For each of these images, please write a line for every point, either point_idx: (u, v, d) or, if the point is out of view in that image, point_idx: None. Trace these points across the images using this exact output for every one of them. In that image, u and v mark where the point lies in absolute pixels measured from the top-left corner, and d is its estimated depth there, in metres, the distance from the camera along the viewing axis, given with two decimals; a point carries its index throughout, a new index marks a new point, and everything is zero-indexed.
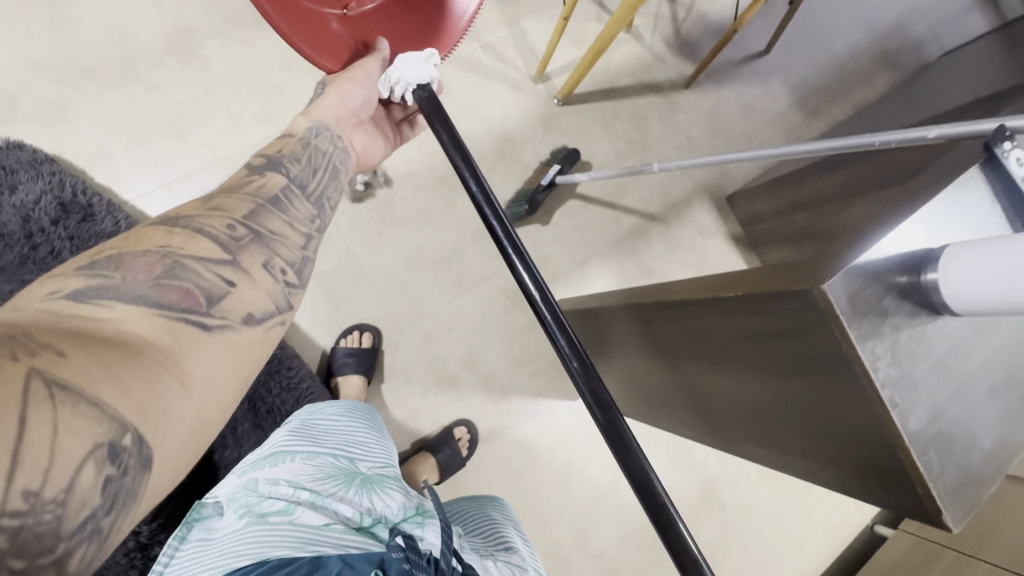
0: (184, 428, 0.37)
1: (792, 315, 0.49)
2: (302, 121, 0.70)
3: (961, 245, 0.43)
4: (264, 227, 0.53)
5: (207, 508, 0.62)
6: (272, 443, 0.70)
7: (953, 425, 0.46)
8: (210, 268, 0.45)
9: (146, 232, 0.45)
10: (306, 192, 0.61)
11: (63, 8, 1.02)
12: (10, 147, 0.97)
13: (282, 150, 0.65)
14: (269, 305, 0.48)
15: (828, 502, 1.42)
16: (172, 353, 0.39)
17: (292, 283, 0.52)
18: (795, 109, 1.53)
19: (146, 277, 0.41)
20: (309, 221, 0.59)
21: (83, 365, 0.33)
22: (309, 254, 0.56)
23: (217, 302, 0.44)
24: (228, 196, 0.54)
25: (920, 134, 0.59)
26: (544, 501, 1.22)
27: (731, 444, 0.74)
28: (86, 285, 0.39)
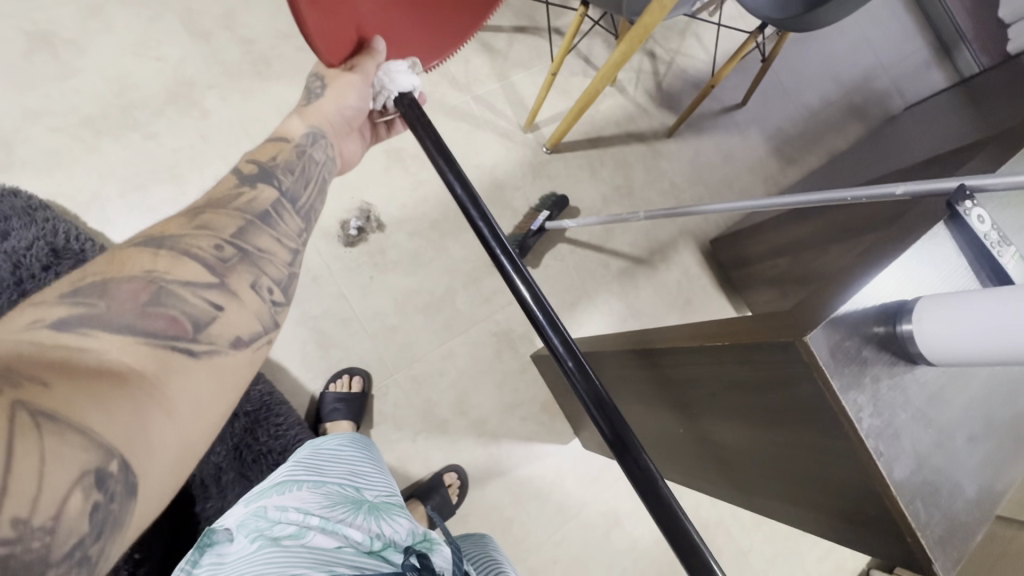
0: (171, 457, 0.35)
1: (776, 366, 0.51)
2: (297, 125, 0.64)
3: (932, 297, 0.45)
4: (252, 244, 0.50)
5: (217, 534, 0.66)
6: (277, 476, 0.75)
7: (936, 473, 0.48)
8: (196, 292, 0.43)
9: (127, 256, 0.43)
10: (297, 206, 0.57)
11: (67, 61, 1.06)
12: (4, 194, 0.97)
13: (275, 157, 0.60)
14: (256, 327, 0.46)
15: (823, 547, 1.40)
16: (158, 381, 0.36)
17: (279, 302, 0.50)
18: (773, 157, 1.60)
19: (131, 305, 0.39)
20: (299, 237, 0.56)
21: (67, 396, 0.31)
22: (296, 271, 0.53)
23: (205, 329, 0.42)
24: (215, 212, 0.51)
25: (888, 191, 0.63)
26: (536, 550, 1.18)
27: (726, 492, 0.74)
28: (67, 314, 0.36)
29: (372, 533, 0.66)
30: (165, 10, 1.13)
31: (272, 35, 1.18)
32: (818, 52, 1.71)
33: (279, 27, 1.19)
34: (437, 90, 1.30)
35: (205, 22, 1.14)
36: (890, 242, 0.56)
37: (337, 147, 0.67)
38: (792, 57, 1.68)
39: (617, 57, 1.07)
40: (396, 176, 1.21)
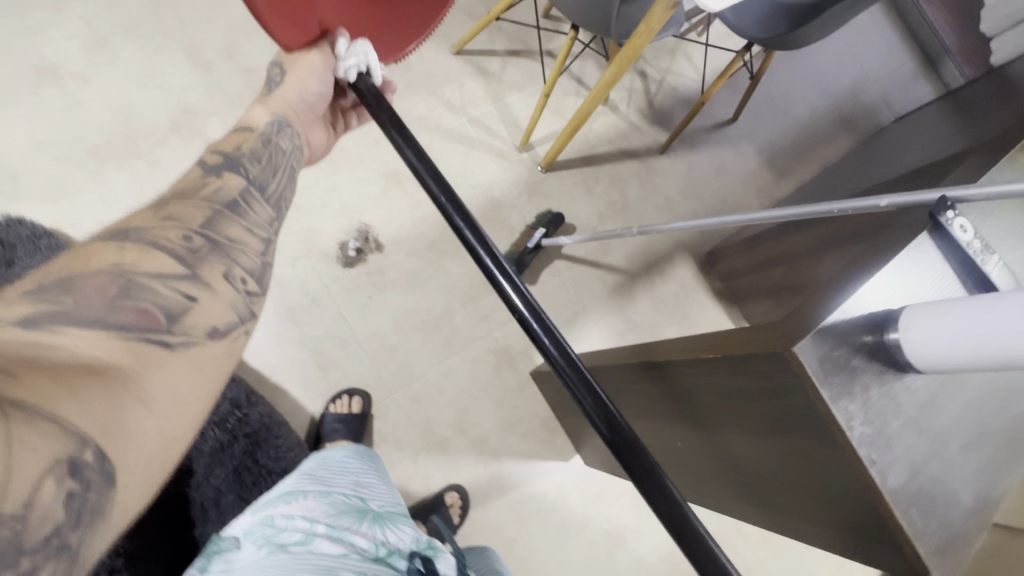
0: (150, 449, 0.36)
1: (768, 376, 0.51)
2: (260, 113, 0.63)
3: (917, 306, 0.46)
4: (221, 235, 0.51)
5: (225, 542, 0.70)
6: (285, 485, 0.77)
7: (932, 482, 0.48)
8: (167, 284, 0.43)
9: (94, 251, 0.43)
10: (265, 194, 0.58)
11: (73, 93, 1.09)
12: (10, 223, 0.94)
13: (240, 146, 0.60)
14: (231, 315, 0.47)
15: (831, 562, 1.38)
16: (133, 373, 0.37)
17: (252, 291, 0.50)
18: (765, 170, 1.62)
19: (100, 300, 0.39)
20: (268, 225, 0.56)
21: (36, 386, 0.32)
22: (269, 260, 0.54)
23: (179, 319, 0.42)
24: (182, 203, 0.52)
25: (873, 203, 0.64)
26: (539, 570, 1.17)
27: (723, 504, 0.74)
28: (34, 311, 0.36)
29: (378, 541, 0.67)
30: (168, 42, 1.16)
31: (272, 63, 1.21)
32: (805, 67, 1.75)
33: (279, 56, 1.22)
34: (433, 112, 1.33)
35: (207, 53, 1.18)
36: (877, 253, 0.57)
37: (303, 136, 0.67)
38: (781, 73, 1.72)
39: (607, 78, 1.10)
40: (394, 198, 1.24)
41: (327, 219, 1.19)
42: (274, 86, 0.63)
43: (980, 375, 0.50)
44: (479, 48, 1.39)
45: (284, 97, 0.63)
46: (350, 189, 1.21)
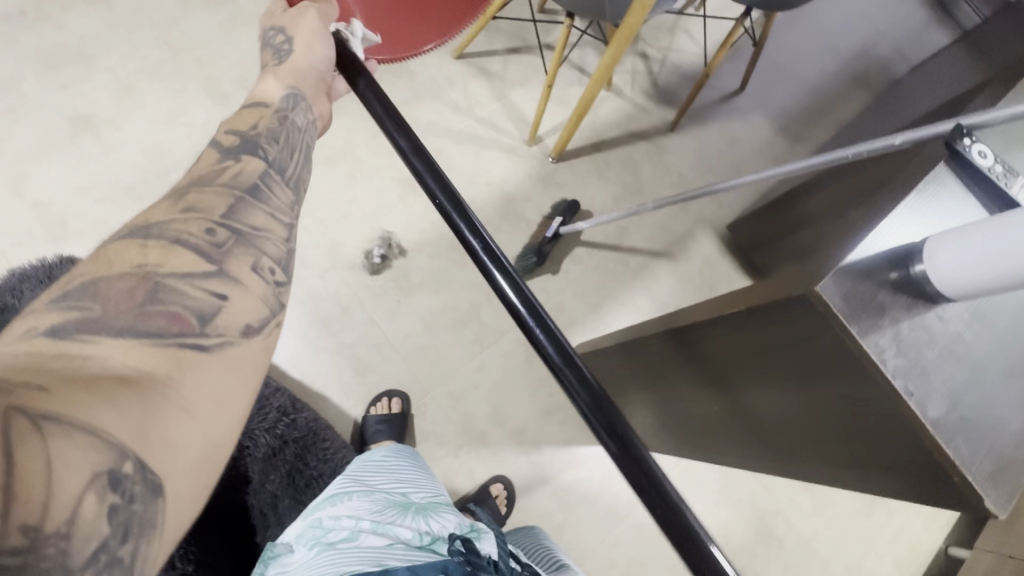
0: (198, 454, 0.35)
1: (794, 321, 0.52)
2: (273, 85, 0.60)
3: (938, 235, 0.46)
4: (245, 223, 0.47)
5: (278, 547, 0.74)
6: (330, 489, 0.81)
7: (976, 410, 0.47)
8: (195, 284, 0.41)
9: (116, 252, 0.41)
10: (285, 176, 0.54)
11: (107, 138, 1.17)
12: (65, 262, 0.95)
13: (256, 125, 0.56)
14: (265, 310, 0.44)
15: (892, 526, 1.34)
16: (169, 379, 0.35)
17: (285, 282, 0.48)
18: (779, 136, 1.60)
19: (128, 306, 0.37)
20: (293, 208, 0.53)
21: (67, 398, 0.31)
22: (298, 246, 0.50)
23: (211, 321, 0.40)
24: (201, 190, 0.48)
25: (887, 142, 0.65)
26: (592, 554, 1.17)
27: (785, 464, 0.73)
28: (63, 321, 0.35)
29: (420, 528, 0.71)
30: (188, 80, 1.23)
31: None
32: (809, 29, 1.73)
33: None
34: (441, 116, 1.36)
35: (225, 86, 1.24)
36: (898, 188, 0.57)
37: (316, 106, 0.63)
38: (784, 37, 1.70)
39: (608, 60, 1.11)
40: (413, 203, 1.27)
41: (351, 230, 1.23)
42: (283, 55, 0.61)
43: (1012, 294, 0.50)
44: (480, 49, 1.42)
45: (294, 66, 0.61)
46: (369, 199, 1.26)
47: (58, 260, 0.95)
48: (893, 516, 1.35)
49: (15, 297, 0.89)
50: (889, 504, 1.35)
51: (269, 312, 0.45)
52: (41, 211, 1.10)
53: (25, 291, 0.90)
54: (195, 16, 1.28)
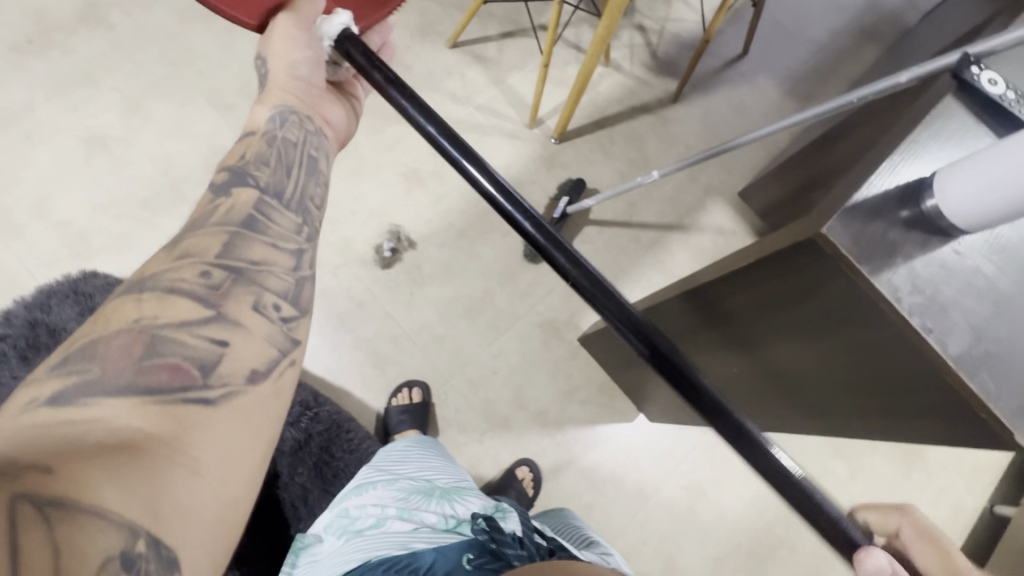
0: (210, 517, 0.36)
1: (800, 272, 0.51)
2: (261, 111, 0.63)
3: (947, 166, 0.46)
4: (244, 259, 0.51)
5: (308, 537, 0.76)
6: (357, 479, 0.82)
7: (1003, 343, 0.45)
8: (193, 332, 0.44)
9: (114, 309, 0.43)
10: (283, 199, 0.57)
11: (119, 155, 1.20)
12: (86, 276, 0.97)
13: (245, 154, 0.60)
14: (271, 352, 0.48)
15: (933, 488, 1.30)
16: (175, 440, 0.37)
17: (289, 316, 0.51)
18: (788, 97, 1.56)
19: (128, 363, 0.40)
20: (297, 233, 0.56)
21: (74, 477, 0.32)
22: (302, 275, 0.54)
23: (213, 371, 0.43)
24: (196, 233, 0.51)
25: (894, 80, 0.64)
26: (622, 532, 1.17)
27: (817, 420, 0.71)
28: (65, 388, 0.37)
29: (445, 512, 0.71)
30: (192, 93, 1.26)
31: None
32: None
33: None
34: (440, 107, 1.36)
35: (227, 96, 1.27)
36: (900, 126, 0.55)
37: (314, 114, 0.67)
38: None
39: (601, 32, 1.09)
40: (419, 196, 1.28)
41: (360, 227, 1.24)
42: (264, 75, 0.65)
43: None
44: (474, 37, 1.42)
45: (278, 81, 0.64)
46: (375, 195, 1.27)
47: (78, 276, 0.96)
48: (933, 478, 1.31)
49: (43, 313, 0.91)
50: (928, 465, 1.31)
51: (273, 347, 0.48)
52: (63, 231, 1.14)
53: (52, 308, 0.92)
54: (194, 30, 1.30)
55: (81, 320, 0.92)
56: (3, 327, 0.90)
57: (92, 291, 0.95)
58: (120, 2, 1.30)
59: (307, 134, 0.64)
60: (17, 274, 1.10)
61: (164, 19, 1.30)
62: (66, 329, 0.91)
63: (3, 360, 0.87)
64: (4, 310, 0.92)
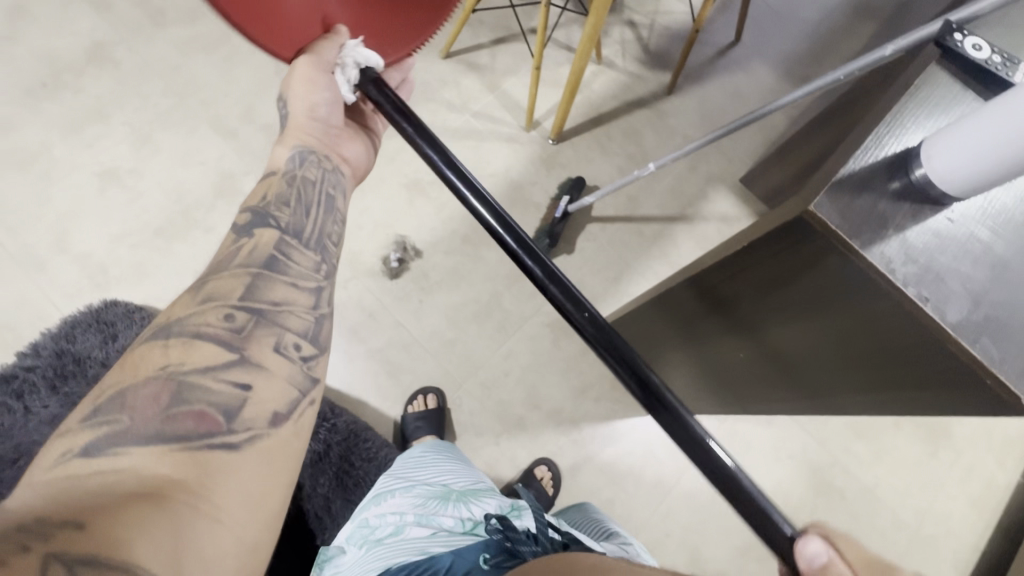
0: (231, 564, 0.38)
1: (789, 256, 0.52)
2: (281, 152, 0.64)
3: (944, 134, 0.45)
4: (266, 301, 0.53)
5: (332, 549, 0.78)
6: (376, 488, 0.84)
7: (1002, 310, 0.45)
8: (218, 376, 0.46)
9: (143, 355, 0.46)
10: (303, 238, 0.60)
11: (132, 187, 1.24)
12: (108, 305, 1.01)
13: (266, 195, 0.62)
14: (292, 393, 0.50)
15: (961, 466, 1.27)
16: (197, 489, 0.39)
17: (309, 356, 0.54)
18: (784, 80, 1.55)
19: (155, 412, 0.42)
20: (315, 271, 0.59)
21: (100, 534, 0.33)
22: (321, 313, 0.57)
23: (235, 416, 0.45)
24: (219, 276, 0.54)
25: (879, 53, 0.64)
26: (645, 527, 1.16)
27: (829, 399, 0.71)
28: (96, 438, 0.39)
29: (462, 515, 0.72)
30: (198, 122, 1.30)
31: None
32: None
33: None
34: (437, 117, 1.39)
35: (232, 122, 1.31)
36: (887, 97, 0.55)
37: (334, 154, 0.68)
38: None
39: (589, 31, 1.10)
40: (422, 205, 1.30)
41: (367, 240, 1.27)
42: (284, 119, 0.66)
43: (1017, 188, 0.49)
44: (466, 45, 1.44)
45: (296, 125, 0.65)
46: (379, 207, 1.29)
47: (100, 305, 1.00)
48: (961, 455, 1.28)
49: (69, 343, 0.95)
50: (955, 443, 1.29)
51: (292, 387, 0.51)
52: (83, 263, 1.18)
53: (77, 337, 0.96)
54: (196, 61, 1.35)
55: (105, 347, 0.96)
56: (32, 358, 0.93)
57: (114, 319, 0.98)
58: (124, 39, 1.35)
59: (325, 174, 0.65)
60: (42, 308, 1.14)
61: (167, 53, 1.35)
62: (91, 356, 0.95)
63: (33, 389, 0.91)
64: (32, 342, 0.95)
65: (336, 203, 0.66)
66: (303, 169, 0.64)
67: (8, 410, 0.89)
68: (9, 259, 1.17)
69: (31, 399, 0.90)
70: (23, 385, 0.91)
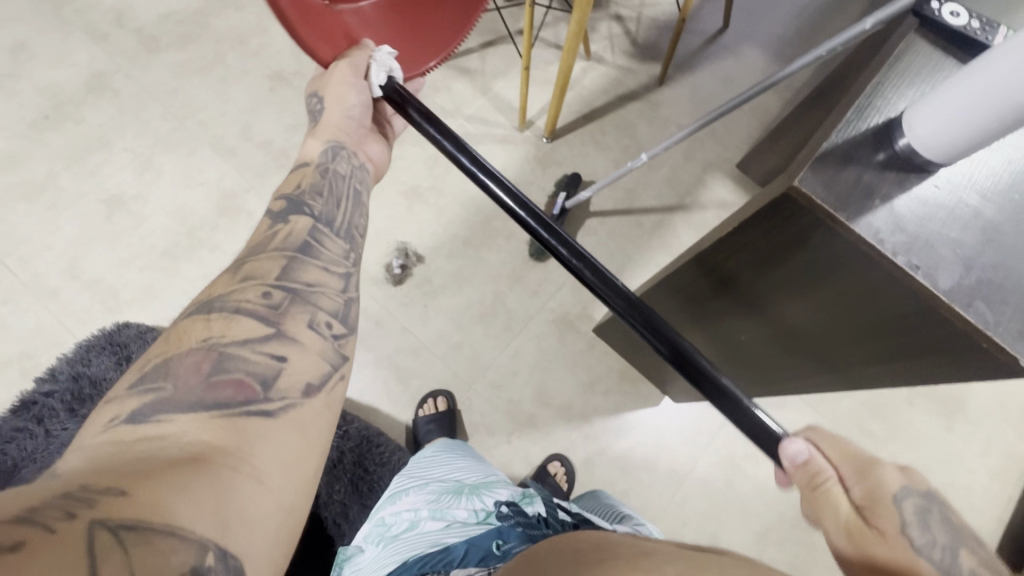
0: (271, 525, 0.38)
1: (781, 232, 0.52)
2: (313, 146, 0.67)
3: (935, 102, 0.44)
4: (300, 282, 0.55)
5: (350, 549, 0.79)
6: (391, 489, 0.85)
7: (995, 272, 0.45)
8: (255, 349, 0.48)
9: (185, 329, 0.48)
10: (334, 226, 0.62)
11: (138, 211, 1.27)
12: (120, 327, 1.03)
13: (300, 184, 0.65)
14: (324, 366, 0.52)
15: (979, 439, 1.26)
16: (235, 455, 0.39)
17: (340, 333, 0.56)
18: (775, 63, 1.55)
19: (197, 379, 0.44)
20: (346, 257, 0.61)
21: (148, 497, 0.32)
22: (350, 295, 0.59)
23: (272, 385, 0.47)
24: (258, 258, 0.57)
25: (859, 28, 0.65)
26: (662, 517, 1.16)
27: (838, 373, 0.70)
28: (141, 404, 0.41)
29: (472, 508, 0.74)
30: (198, 144, 1.33)
31: (284, 130, 1.36)
32: None
33: (288, 123, 1.37)
34: None
35: (230, 141, 1.34)
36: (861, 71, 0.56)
37: (359, 152, 0.71)
38: None
39: (574, 27, 1.11)
40: (421, 211, 1.32)
41: (368, 248, 1.28)
42: (317, 115, 0.69)
43: (1000, 151, 0.49)
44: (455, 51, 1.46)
45: (330, 122, 0.68)
46: (379, 215, 1.31)
47: (113, 327, 1.03)
48: (979, 428, 1.26)
49: (84, 366, 0.97)
50: (971, 416, 1.27)
51: (326, 364, 0.52)
52: (95, 288, 1.21)
53: (92, 359, 0.98)
54: (193, 84, 1.38)
55: (120, 368, 0.98)
56: (50, 383, 0.95)
57: (128, 340, 1.01)
58: (122, 68, 1.38)
59: (354, 169, 0.68)
60: (57, 334, 1.17)
61: (164, 78, 1.38)
62: (107, 378, 0.97)
63: (53, 414, 0.93)
64: (50, 367, 0.98)
65: (359, 189, 0.68)
66: (335, 164, 0.67)
67: (30, 435, 0.91)
68: (23, 288, 1.20)
69: (50, 423, 0.92)
70: (43, 410, 0.93)
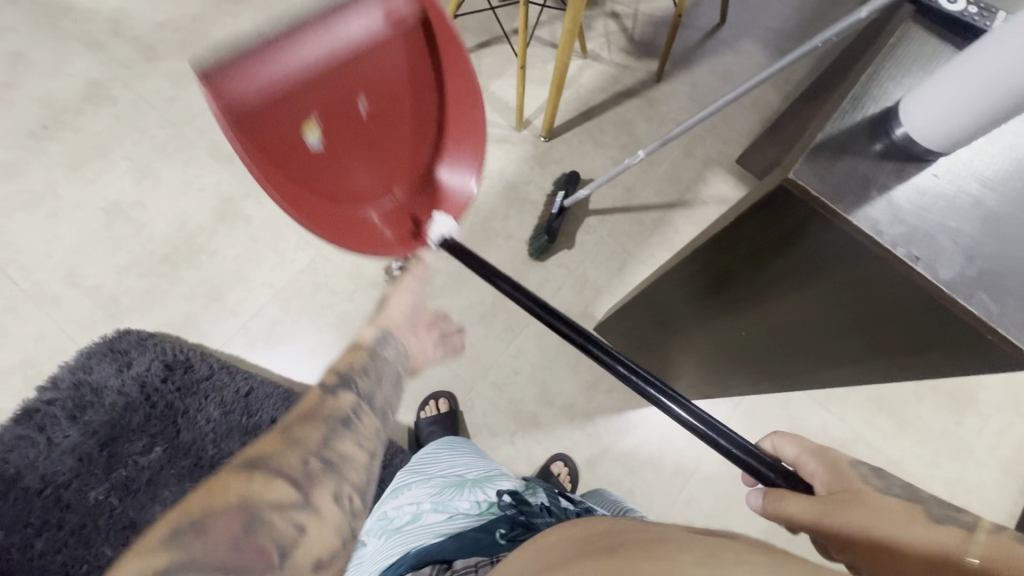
0: None
1: (777, 227, 0.51)
2: (370, 329, 0.77)
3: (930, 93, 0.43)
4: (334, 451, 0.60)
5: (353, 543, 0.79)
6: (393, 482, 0.85)
7: (1000, 261, 0.44)
8: (283, 517, 0.53)
9: (225, 483, 0.54)
10: (373, 409, 0.67)
11: (137, 219, 1.27)
12: (120, 334, 1.02)
13: (352, 364, 0.70)
14: (338, 540, 0.56)
15: (990, 431, 1.24)
16: None
17: (359, 508, 0.60)
18: (773, 57, 1.54)
19: (225, 543, 0.49)
20: (376, 439, 0.65)
21: None
22: (376, 460, 0.64)
23: (287, 559, 0.51)
24: (303, 421, 0.62)
25: (855, 17, 0.64)
26: (667, 516, 1.15)
27: (843, 369, 0.70)
28: (169, 562, 0.46)
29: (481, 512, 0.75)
30: (196, 150, 1.33)
31: None
32: None
33: None
34: None
35: (228, 147, 1.34)
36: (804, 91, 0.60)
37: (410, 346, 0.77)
38: None
39: (569, 25, 1.10)
40: None
41: None
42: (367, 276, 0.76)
43: (999, 139, 0.48)
44: None
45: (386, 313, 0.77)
46: None
47: (113, 334, 1.02)
48: (989, 420, 1.25)
49: (87, 373, 0.97)
50: (980, 408, 1.26)
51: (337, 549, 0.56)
52: (95, 296, 1.21)
53: (94, 367, 0.98)
54: (191, 91, 1.38)
55: (121, 375, 0.98)
56: (52, 391, 0.95)
57: (128, 347, 1.00)
58: (120, 76, 1.38)
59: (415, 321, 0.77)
60: (60, 342, 1.17)
61: (161, 86, 1.38)
62: (108, 385, 0.96)
63: (55, 421, 0.92)
64: (51, 375, 0.97)
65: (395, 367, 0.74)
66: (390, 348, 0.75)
67: (32, 443, 0.90)
68: (22, 296, 1.19)
69: (52, 431, 0.92)
70: (45, 418, 0.93)
